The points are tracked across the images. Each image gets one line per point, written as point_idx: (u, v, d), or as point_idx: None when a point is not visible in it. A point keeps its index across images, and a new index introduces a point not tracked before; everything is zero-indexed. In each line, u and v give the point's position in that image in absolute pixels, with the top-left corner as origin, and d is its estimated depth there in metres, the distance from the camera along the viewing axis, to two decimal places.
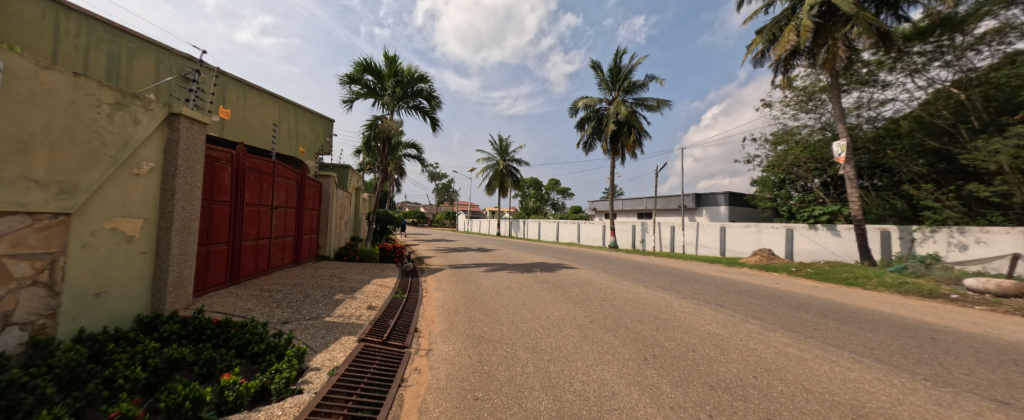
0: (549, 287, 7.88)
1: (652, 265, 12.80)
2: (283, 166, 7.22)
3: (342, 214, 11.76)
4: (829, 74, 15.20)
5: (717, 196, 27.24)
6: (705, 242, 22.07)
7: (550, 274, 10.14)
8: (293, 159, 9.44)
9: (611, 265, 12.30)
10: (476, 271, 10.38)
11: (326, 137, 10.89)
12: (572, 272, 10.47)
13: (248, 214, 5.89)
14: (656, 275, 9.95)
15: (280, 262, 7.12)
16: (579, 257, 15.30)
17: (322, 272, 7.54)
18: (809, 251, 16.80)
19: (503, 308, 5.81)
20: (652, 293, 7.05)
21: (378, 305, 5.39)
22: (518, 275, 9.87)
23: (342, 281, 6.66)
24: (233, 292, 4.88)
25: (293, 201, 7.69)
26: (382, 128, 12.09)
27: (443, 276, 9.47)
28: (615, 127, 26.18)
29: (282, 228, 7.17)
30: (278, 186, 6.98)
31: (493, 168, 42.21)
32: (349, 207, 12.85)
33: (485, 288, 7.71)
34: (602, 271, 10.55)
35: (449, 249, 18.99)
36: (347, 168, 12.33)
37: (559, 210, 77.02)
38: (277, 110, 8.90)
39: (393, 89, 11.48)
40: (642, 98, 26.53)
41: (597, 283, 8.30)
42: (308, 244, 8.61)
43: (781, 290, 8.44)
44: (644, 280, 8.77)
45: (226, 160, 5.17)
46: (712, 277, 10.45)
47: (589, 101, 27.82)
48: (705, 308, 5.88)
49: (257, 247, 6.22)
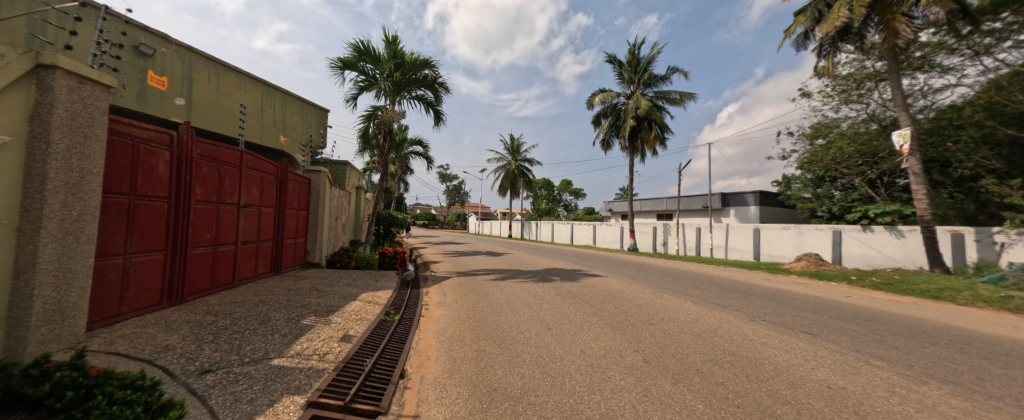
0: (575, 302, 6.44)
1: (686, 273, 11.24)
2: (256, 158, 6.05)
3: (338, 215, 10.58)
4: (888, 55, 13.40)
5: (745, 196, 25.29)
6: (737, 245, 20.24)
7: (571, 283, 8.72)
8: (275, 151, 8.27)
9: (639, 272, 10.80)
10: (486, 280, 9.03)
11: (319, 129, 9.79)
12: (597, 281, 9.02)
13: (200, 214, 4.67)
14: (696, 286, 8.44)
15: (252, 272, 5.92)
16: (600, 262, 13.84)
17: (303, 282, 6.28)
18: (862, 256, 15.10)
19: (522, 338, 4.39)
20: (707, 313, 5.58)
21: (357, 334, 4.07)
22: (535, 285, 8.46)
23: (321, 297, 5.39)
24: (162, 319, 3.65)
25: (271, 199, 6.50)
26: (382, 120, 10.89)
27: (449, 287, 8.13)
28: (635, 122, 24.55)
29: (255, 231, 6.00)
30: (249, 181, 5.81)
31: (505, 169, 40.96)
32: (347, 208, 11.68)
33: (498, 304, 6.34)
34: (631, 280, 9.09)
35: (459, 253, 17.75)
36: (345, 164, 11.24)
37: (571, 211, 75.54)
38: (259, 96, 7.80)
39: (393, 75, 10.28)
40: (663, 91, 24.88)
41: (632, 297, 6.85)
42: (293, 250, 7.42)
43: (859, 307, 6.87)
44: (687, 294, 7.27)
45: (161, 144, 3.97)
46: (763, 288, 8.87)
47: (605, 96, 26.26)
48: (792, 339, 4.39)
49: (217, 256, 5.02)
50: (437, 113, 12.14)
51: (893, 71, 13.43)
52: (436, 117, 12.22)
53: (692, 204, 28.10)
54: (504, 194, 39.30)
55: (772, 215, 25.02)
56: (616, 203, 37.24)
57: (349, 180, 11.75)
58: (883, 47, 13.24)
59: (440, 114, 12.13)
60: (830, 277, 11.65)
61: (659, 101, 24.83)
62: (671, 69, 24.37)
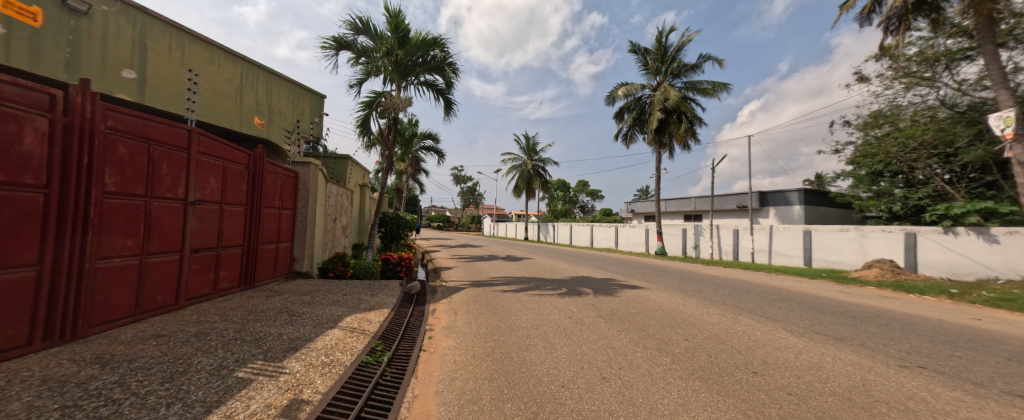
0: (624, 328, 4.82)
1: (742, 283, 9.40)
2: (218, 142, 4.78)
3: (336, 216, 9.28)
4: (979, 23, 11.32)
5: (787, 194, 22.98)
6: (783, 249, 18.16)
7: (609, 297, 7.07)
8: (253, 138, 7.00)
9: (686, 282, 9.03)
10: (504, 293, 7.49)
11: (314, 118, 8.56)
12: (640, 294, 7.35)
13: (115, 211, 3.34)
14: (769, 303, 6.66)
15: (207, 288, 4.59)
16: (633, 269, 12.15)
17: (275, 300, 4.91)
18: (943, 262, 12.86)
19: (570, 401, 2.84)
20: (826, 353, 3.90)
21: (316, 396, 2.60)
22: (564, 300, 6.86)
23: (288, 324, 3.98)
24: (4, 378, 2.29)
25: (238, 195, 5.18)
26: (385, 107, 9.55)
27: (462, 303, 6.65)
28: (662, 115, 22.68)
29: (215, 236, 4.70)
30: (204, 170, 4.52)
31: (520, 169, 39.54)
32: (348, 208, 10.39)
33: (523, 331, 4.79)
34: (683, 294, 7.38)
35: (474, 257, 16.37)
36: (346, 158, 10.03)
37: (588, 213, 73.67)
38: (238, 74, 6.61)
39: (396, 54, 9.07)
40: (694, 82, 22.93)
41: (699, 320, 5.23)
42: (272, 257, 6.12)
43: (1016, 337, 5.01)
44: (770, 316, 5.52)
45: (29, 105, 2.66)
46: (854, 306, 7.03)
47: (629, 88, 24.46)
48: (1010, 413, 2.68)
49: (147, 270, 3.69)
50: (447, 103, 10.81)
51: (987, 42, 11.27)
52: (446, 107, 10.87)
53: (725, 204, 25.88)
54: (519, 195, 37.81)
55: (818, 215, 22.59)
56: (639, 203, 35.16)
57: (351, 177, 10.52)
58: (976, 16, 11.10)
59: (451, 103, 10.78)
60: (920, 290, 9.61)
61: (690, 92, 22.87)
62: (702, 58, 22.41)
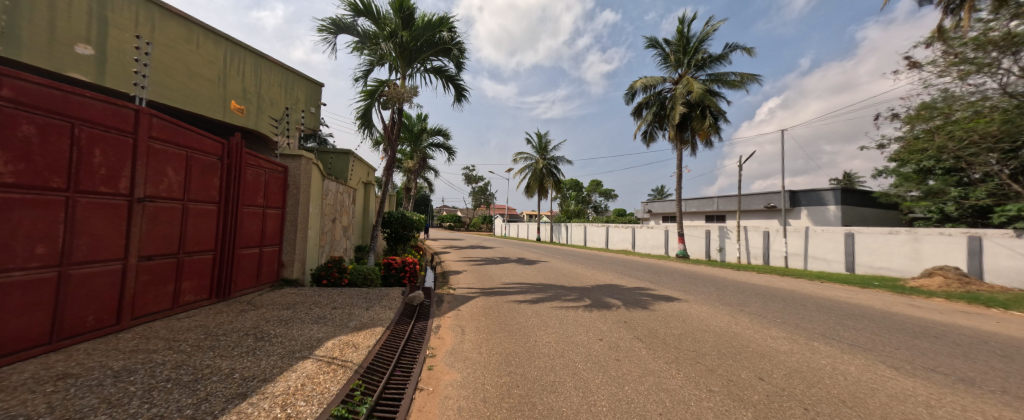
0: (672, 358, 3.82)
1: (790, 294, 8.23)
2: (181, 128, 3.96)
3: (335, 216, 8.50)
4: None
5: (821, 194, 21.50)
6: (820, 253, 16.76)
7: (642, 311, 6.02)
8: (240, 129, 6.25)
9: (726, 293, 7.88)
10: (518, 305, 6.52)
11: (310, 108, 7.79)
12: (679, 308, 6.28)
13: (11, 207, 2.50)
14: (840, 324, 5.50)
15: (163, 303, 3.78)
16: (660, 275, 11.05)
17: (246, 318, 4.06)
18: (1015, 270, 11.36)
19: None
20: (971, 408, 2.84)
21: None
22: (590, 314, 5.85)
23: (250, 354, 3.12)
24: None
25: (207, 191, 4.36)
26: (388, 97, 8.71)
27: (471, 317, 5.72)
28: (685, 109, 21.39)
29: (174, 239, 3.89)
30: (160, 160, 3.71)
31: (532, 168, 38.53)
32: (350, 207, 9.61)
33: (545, 360, 3.83)
34: (729, 309, 6.28)
35: (485, 259, 15.50)
36: (349, 154, 9.27)
37: (600, 213, 72.21)
38: (220, 55, 5.85)
39: (400, 35, 8.29)
40: (719, 73, 21.55)
41: (766, 348, 4.19)
42: (254, 263, 5.33)
43: None
44: (855, 344, 4.43)
45: None
46: (942, 325, 5.84)
47: (649, 81, 23.20)
48: None
49: (68, 285, 2.86)
50: (457, 90, 10.00)
51: None
52: (456, 95, 10.06)
53: (751, 205, 24.38)
54: (531, 195, 36.85)
55: (855, 217, 20.96)
56: (656, 203, 33.75)
57: (353, 174, 9.76)
58: None
59: (461, 89, 9.96)
60: (1003, 303, 8.24)
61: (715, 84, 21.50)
62: (729, 48, 21.06)
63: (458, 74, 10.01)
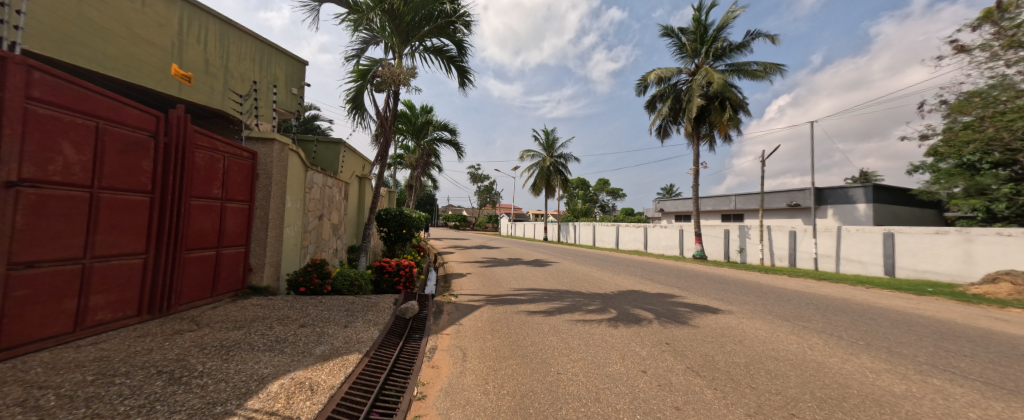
0: (754, 407, 2.73)
1: (848, 304, 7.08)
2: (84, 89, 2.94)
3: (322, 213, 7.52)
4: None
5: (850, 192, 20.18)
6: (855, 255, 15.52)
7: (685, 328, 4.89)
8: (201, 107, 5.27)
9: (773, 304, 6.71)
10: (530, 317, 5.43)
11: (291, 89, 6.81)
12: (729, 324, 5.13)
13: None
14: (942, 349, 4.33)
15: (58, 326, 2.78)
16: (686, 279, 9.93)
17: (174, 345, 3.03)
18: None
19: None
20: None
21: None
22: (620, 331, 4.74)
23: (143, 411, 2.07)
24: None
25: (132, 176, 3.34)
26: (382, 78, 7.69)
27: (474, 335, 4.63)
28: (703, 102, 20.16)
29: (72, 239, 2.86)
30: (49, 130, 2.69)
31: (539, 166, 37.44)
32: (340, 203, 8.60)
33: (576, 409, 2.73)
34: (791, 326, 5.12)
35: (492, 261, 14.49)
36: (341, 143, 8.26)
37: (607, 212, 71.09)
38: (174, 17, 4.83)
39: (391, 3, 7.23)
40: (740, 63, 20.27)
41: (875, 389, 3.09)
42: (208, 269, 4.32)
43: None
44: (993, 383, 3.29)
45: None
46: None
47: (665, 72, 21.99)
48: None
49: None
50: (461, 74, 8.96)
51: None
52: (460, 78, 9.02)
53: (773, 203, 23.04)
54: (538, 194, 35.77)
55: (887, 216, 19.57)
56: (668, 202, 32.45)
57: (345, 167, 8.77)
58: None
59: (465, 72, 8.92)
60: None
61: (735, 75, 20.22)
62: (751, 35, 19.77)
63: (462, 54, 8.96)
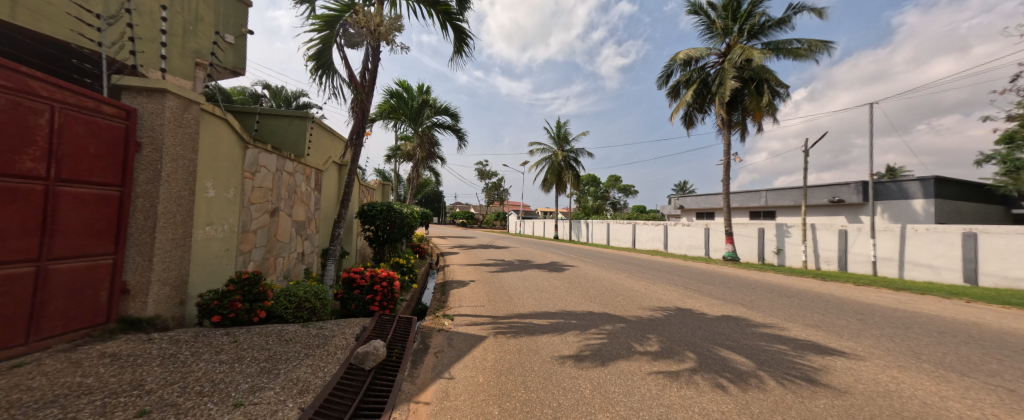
0: None
1: (1000, 337, 5.05)
2: None
3: (277, 207, 5.72)
4: None
5: (904, 186, 17.83)
6: (923, 259, 13.30)
7: (824, 395, 2.93)
8: (57, 43, 3.44)
9: (902, 337, 4.69)
10: (560, 364, 3.53)
11: (224, 36, 4.98)
12: (885, 385, 3.16)
13: None
14: None
15: None
16: (744, 292, 7.92)
17: None
18: None
19: None
20: None
21: None
22: (717, 399, 2.82)
23: None
24: None
25: None
26: (357, 31, 5.81)
27: (471, 411, 2.72)
28: (738, 84, 17.97)
29: None
30: None
31: (550, 161, 35.44)
32: (308, 195, 6.80)
33: None
34: (992, 391, 3.12)
35: (501, 264, 12.63)
36: (309, 118, 6.46)
37: (618, 209, 69.00)
38: None
39: None
40: (780, 41, 18.02)
41: None
42: (12, 298, 2.49)
43: None
44: None
45: None
46: None
47: (692, 53, 19.74)
48: None
49: None
50: (458, 38, 7.06)
51: None
52: (457, 44, 7.13)
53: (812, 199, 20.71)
54: (548, 190, 33.81)
55: (951, 214, 17.13)
56: (689, 199, 30.19)
57: (316, 150, 6.95)
58: None
59: (464, 36, 7.04)
60: None
61: (774, 54, 17.97)
62: (793, 9, 17.49)
63: (461, 11, 7.04)
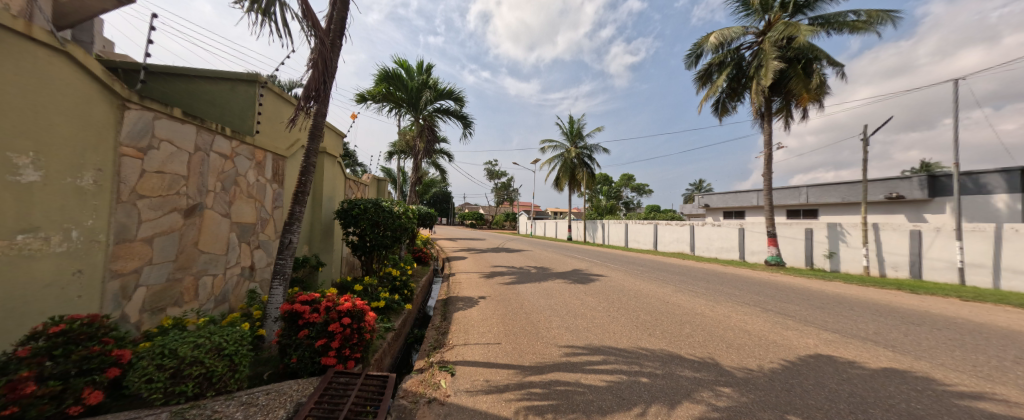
0: None
1: None
2: None
3: (197, 203, 3.91)
4: None
5: (981, 179, 15.38)
6: None
7: None
8: None
9: None
10: None
11: None
12: None
13: None
14: None
15: None
16: (848, 316, 5.83)
17: None
18: None
19: None
20: None
21: None
22: None
23: None
24: None
25: None
26: None
27: None
28: (782, 65, 15.57)
29: None
30: None
31: (563, 159, 33.36)
32: (258, 187, 4.99)
33: None
34: None
35: (515, 272, 10.74)
36: (260, 83, 4.71)
37: (632, 209, 66.71)
38: None
39: None
40: (831, 14, 15.62)
41: None
42: None
43: None
44: None
45: None
46: None
47: (724, 34, 17.36)
48: None
49: None
50: None
51: None
52: None
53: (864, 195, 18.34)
54: (561, 189, 31.74)
55: None
56: (715, 197, 27.78)
57: (270, 128, 5.18)
58: None
59: None
60: None
61: (824, 29, 15.61)
62: None
63: None
